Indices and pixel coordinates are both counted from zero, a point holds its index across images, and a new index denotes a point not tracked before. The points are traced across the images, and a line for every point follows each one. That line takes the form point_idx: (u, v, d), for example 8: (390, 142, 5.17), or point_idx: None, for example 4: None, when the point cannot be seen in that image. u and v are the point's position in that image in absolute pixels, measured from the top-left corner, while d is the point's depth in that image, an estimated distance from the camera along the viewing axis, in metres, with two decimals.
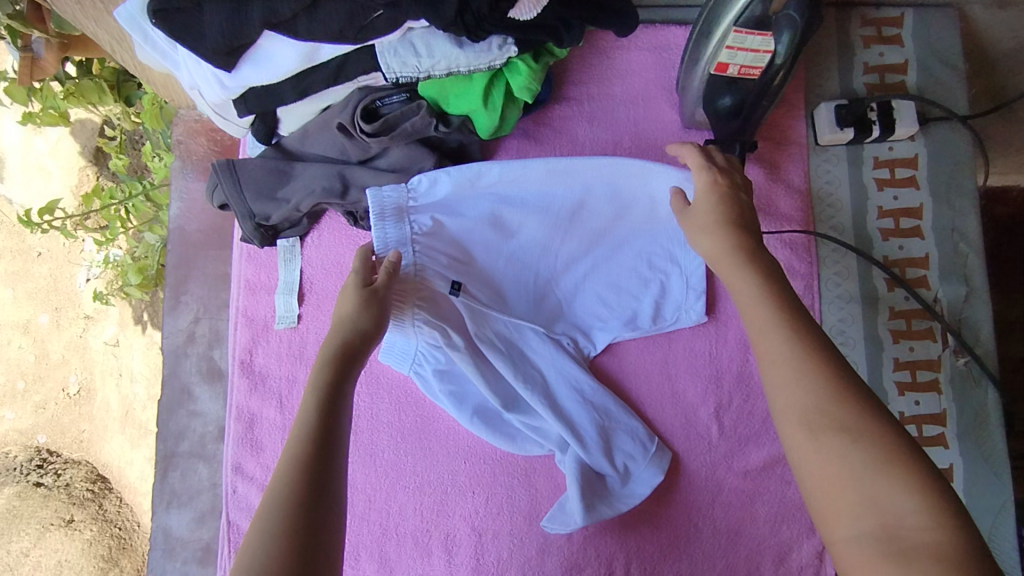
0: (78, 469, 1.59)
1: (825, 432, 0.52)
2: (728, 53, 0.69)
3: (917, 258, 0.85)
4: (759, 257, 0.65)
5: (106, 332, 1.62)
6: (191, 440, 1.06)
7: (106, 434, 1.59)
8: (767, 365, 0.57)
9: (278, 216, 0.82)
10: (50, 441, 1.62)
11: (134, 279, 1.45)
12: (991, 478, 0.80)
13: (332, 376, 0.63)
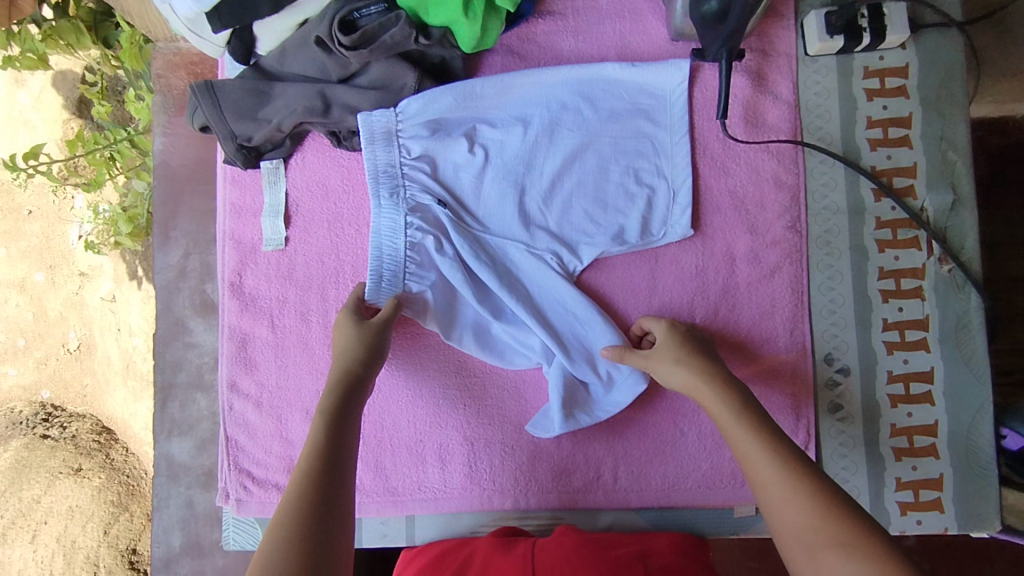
0: (84, 422, 1.61)
1: (821, 550, 0.55)
2: None
3: (905, 167, 0.84)
4: (760, 417, 0.67)
5: (102, 289, 1.61)
6: (189, 371, 1.10)
7: (108, 386, 1.60)
8: (759, 487, 0.62)
9: (260, 137, 0.81)
10: (55, 396, 1.64)
11: (124, 229, 1.44)
12: (970, 380, 0.82)
13: (337, 406, 0.68)
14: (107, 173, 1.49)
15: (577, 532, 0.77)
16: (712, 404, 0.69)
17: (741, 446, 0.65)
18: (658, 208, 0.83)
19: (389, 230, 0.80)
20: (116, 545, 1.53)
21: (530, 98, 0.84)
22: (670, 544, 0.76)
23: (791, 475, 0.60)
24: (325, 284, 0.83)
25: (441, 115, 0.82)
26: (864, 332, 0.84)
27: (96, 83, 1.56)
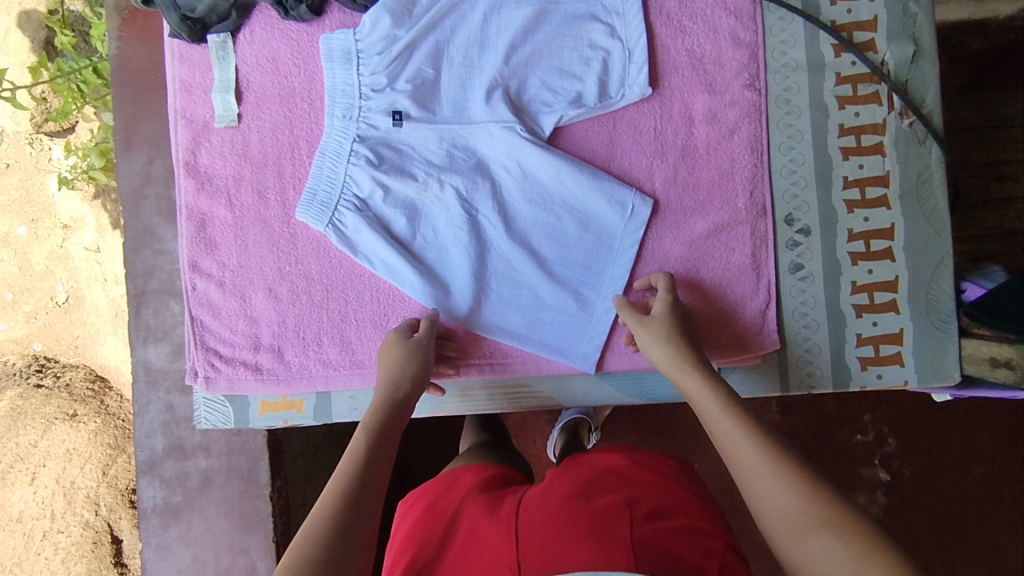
0: (78, 371, 1.61)
1: (810, 532, 0.51)
2: None
3: (865, 20, 0.83)
4: (737, 400, 0.63)
5: (85, 239, 1.61)
6: (160, 279, 1.10)
7: (99, 335, 1.59)
8: (739, 473, 0.57)
9: (203, 7, 0.79)
10: (46, 348, 1.63)
11: (96, 163, 1.41)
12: (931, 235, 0.82)
13: (383, 422, 0.67)
14: (79, 102, 1.46)
15: (569, 481, 0.68)
16: (699, 394, 0.65)
17: (722, 437, 0.60)
18: (614, 70, 0.82)
19: (334, 152, 0.81)
20: (116, 485, 1.51)
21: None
22: (665, 484, 0.67)
23: (776, 458, 0.56)
24: (281, 160, 0.82)
25: (388, 19, 0.79)
26: (825, 190, 0.83)
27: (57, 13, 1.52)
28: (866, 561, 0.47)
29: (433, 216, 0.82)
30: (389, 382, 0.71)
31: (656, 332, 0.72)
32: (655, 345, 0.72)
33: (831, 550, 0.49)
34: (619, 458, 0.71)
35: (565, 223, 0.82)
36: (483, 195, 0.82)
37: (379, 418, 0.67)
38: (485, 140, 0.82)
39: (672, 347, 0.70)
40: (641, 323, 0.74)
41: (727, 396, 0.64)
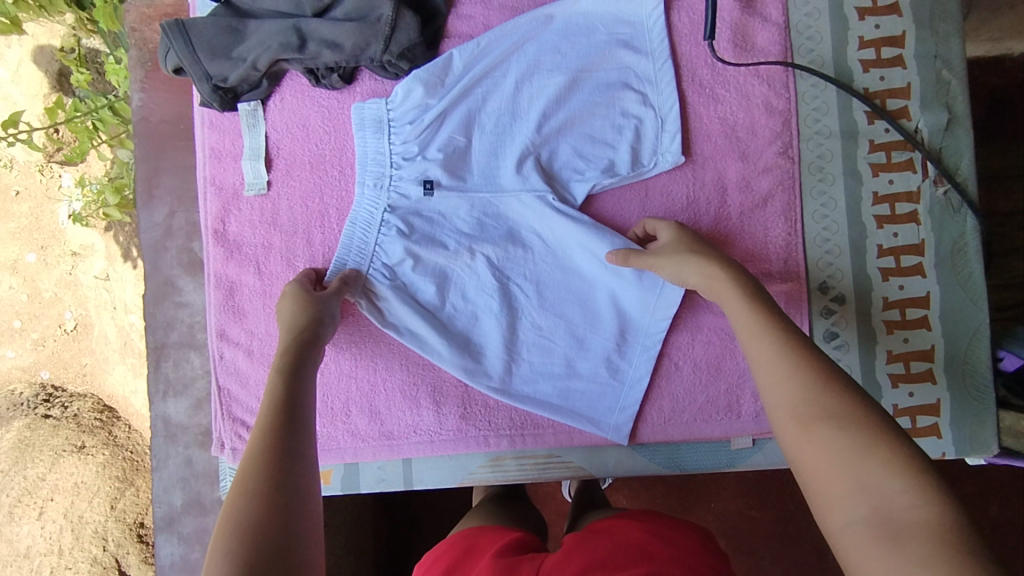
0: (84, 401, 1.60)
1: (815, 424, 0.53)
2: None
3: (898, 88, 0.82)
4: (763, 296, 0.65)
5: (95, 267, 1.56)
6: (180, 331, 1.08)
7: (108, 364, 1.57)
8: (759, 362, 0.59)
9: (235, 76, 0.79)
10: (54, 375, 1.62)
11: (111, 201, 1.39)
12: (967, 303, 0.81)
13: (292, 363, 0.65)
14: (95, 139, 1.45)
15: (583, 553, 0.63)
16: (720, 279, 0.67)
17: (751, 322, 0.62)
18: (646, 137, 0.80)
19: (364, 222, 0.80)
20: (123, 519, 1.48)
21: (499, 40, 0.80)
22: (683, 559, 0.61)
23: (799, 359, 0.57)
24: (310, 228, 0.82)
25: (421, 90, 0.79)
26: (859, 258, 0.82)
27: (74, 50, 1.51)
28: (867, 447, 0.49)
29: (465, 286, 0.81)
30: (291, 331, 0.69)
31: (666, 255, 0.73)
32: (671, 260, 0.72)
33: (832, 436, 0.51)
34: (638, 533, 0.66)
35: (601, 290, 0.81)
36: (518, 264, 0.81)
37: (289, 357, 0.66)
38: (518, 209, 0.81)
39: (692, 260, 0.70)
40: (649, 260, 0.74)
41: (756, 291, 0.65)
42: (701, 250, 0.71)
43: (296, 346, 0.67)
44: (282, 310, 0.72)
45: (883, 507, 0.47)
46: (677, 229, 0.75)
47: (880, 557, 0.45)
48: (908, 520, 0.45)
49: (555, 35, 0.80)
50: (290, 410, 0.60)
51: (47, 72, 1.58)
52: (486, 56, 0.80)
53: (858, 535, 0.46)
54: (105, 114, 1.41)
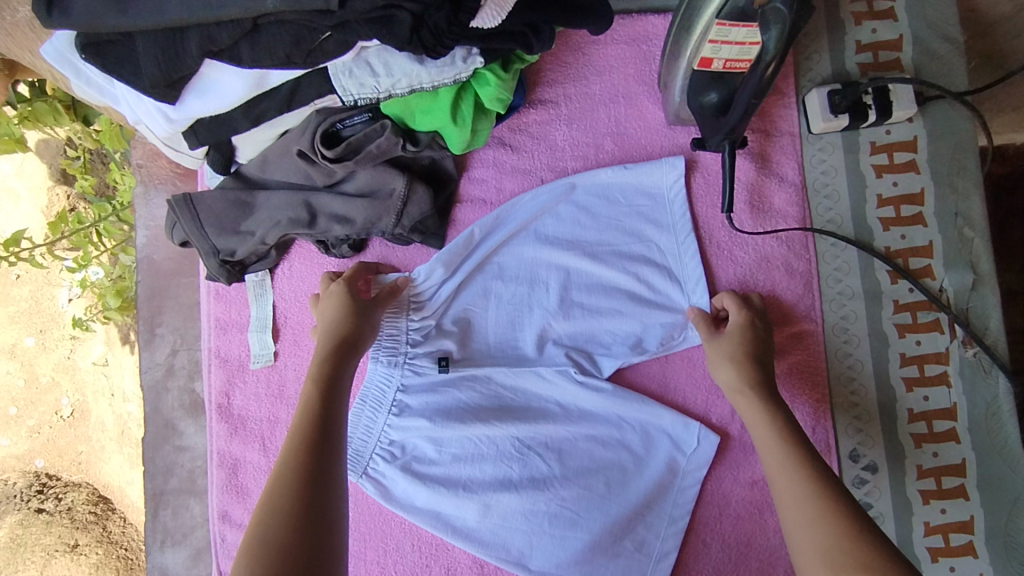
0: (79, 492, 1.40)
1: (847, 572, 0.52)
2: (711, 47, 0.65)
3: (920, 246, 0.81)
4: (799, 434, 0.65)
5: (93, 352, 1.42)
6: (180, 476, 1.05)
7: (103, 454, 1.39)
8: (787, 503, 0.60)
9: (243, 250, 0.77)
10: (49, 464, 1.43)
11: (110, 304, 1.31)
12: (1005, 470, 0.78)
13: (330, 374, 0.65)
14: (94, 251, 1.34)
15: None
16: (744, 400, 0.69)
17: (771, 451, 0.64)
18: (675, 310, 0.78)
19: (375, 401, 0.76)
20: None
21: (520, 213, 0.80)
22: None
23: (826, 502, 0.57)
24: None
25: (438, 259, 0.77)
26: (889, 423, 0.79)
27: (78, 156, 1.38)
28: None
29: (482, 455, 0.77)
30: (332, 332, 0.69)
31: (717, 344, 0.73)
32: (718, 360, 0.72)
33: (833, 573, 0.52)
34: None
35: (625, 457, 0.77)
36: (537, 434, 0.77)
37: (329, 364, 0.66)
38: (534, 378, 0.78)
39: (727, 368, 0.71)
40: (713, 341, 0.73)
41: (778, 416, 0.66)
42: (738, 355, 0.71)
43: (335, 356, 0.67)
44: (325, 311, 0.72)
45: None
46: (745, 317, 0.74)
47: None
48: None
49: (576, 208, 0.80)
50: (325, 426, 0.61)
51: (51, 165, 1.47)
52: (508, 228, 0.80)
53: None
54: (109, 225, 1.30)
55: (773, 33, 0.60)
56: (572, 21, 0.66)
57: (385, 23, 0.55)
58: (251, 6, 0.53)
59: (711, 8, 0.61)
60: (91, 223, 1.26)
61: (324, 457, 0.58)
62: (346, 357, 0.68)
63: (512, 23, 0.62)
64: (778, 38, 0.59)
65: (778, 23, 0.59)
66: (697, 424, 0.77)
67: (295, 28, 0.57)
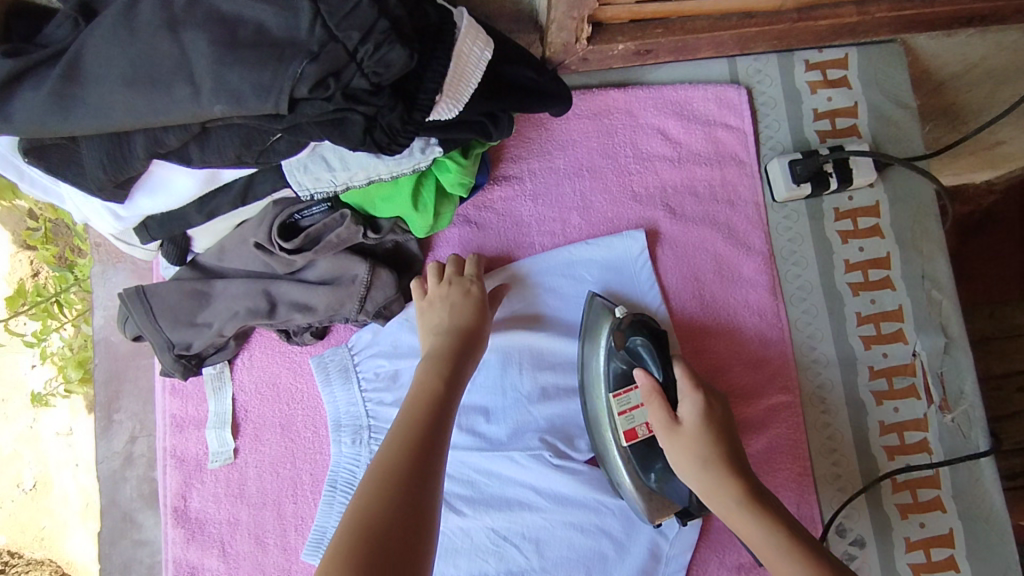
0: (41, 570, 1.25)
1: None
2: (626, 418, 0.69)
3: (891, 310, 0.80)
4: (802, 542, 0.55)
5: (56, 421, 1.27)
6: (139, 572, 0.98)
7: (67, 528, 1.26)
8: None
9: (200, 343, 0.74)
10: (9, 542, 1.27)
11: (73, 376, 1.18)
12: (992, 537, 0.76)
13: (450, 354, 0.65)
14: (54, 322, 1.20)
15: None
16: None
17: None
18: None
19: (345, 484, 0.73)
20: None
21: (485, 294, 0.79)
22: None
23: None
24: (282, 498, 0.75)
25: (394, 340, 0.76)
26: (875, 495, 0.77)
27: (38, 226, 1.24)
28: None
29: (456, 549, 0.74)
30: (454, 314, 0.69)
31: (684, 450, 0.62)
32: (677, 438, 0.63)
33: None
34: None
35: (608, 545, 0.73)
36: (515, 523, 0.74)
37: (450, 349, 0.65)
38: (509, 466, 0.74)
39: (691, 442, 0.62)
40: (666, 432, 0.63)
41: (790, 542, 0.55)
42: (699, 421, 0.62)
43: (456, 352, 0.65)
44: (435, 314, 0.70)
45: None
46: (704, 406, 0.63)
47: None
48: None
49: (547, 283, 0.79)
50: (436, 413, 0.59)
51: (14, 231, 1.34)
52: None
53: None
54: (68, 296, 1.17)
55: (647, 357, 0.68)
56: (533, 106, 0.66)
57: (337, 124, 0.54)
58: (195, 111, 0.51)
59: (603, 390, 0.71)
60: (51, 294, 1.16)
61: (434, 443, 0.56)
62: (465, 353, 0.66)
63: (470, 112, 0.61)
64: (649, 354, 0.67)
65: (646, 348, 0.68)
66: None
67: (245, 131, 0.55)
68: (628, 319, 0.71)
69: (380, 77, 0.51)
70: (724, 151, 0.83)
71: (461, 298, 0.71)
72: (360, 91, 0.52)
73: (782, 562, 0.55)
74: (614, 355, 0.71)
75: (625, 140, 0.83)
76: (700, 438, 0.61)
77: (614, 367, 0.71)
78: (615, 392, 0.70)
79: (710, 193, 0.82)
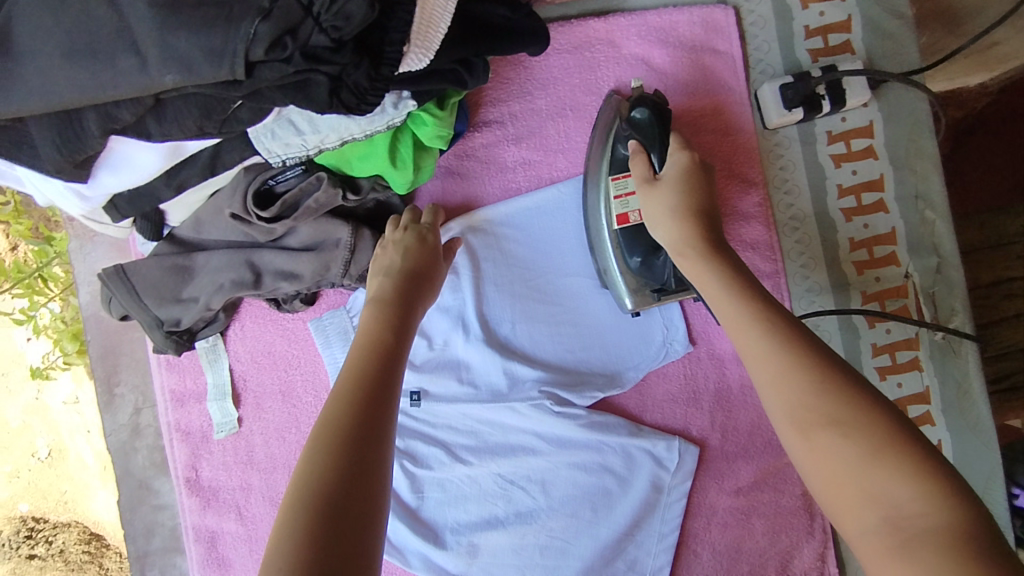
0: (70, 531, 1.24)
1: (794, 360, 0.48)
2: (620, 202, 0.70)
3: (883, 234, 0.79)
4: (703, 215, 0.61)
5: (62, 391, 1.24)
6: (163, 534, 1.01)
7: (89, 490, 1.24)
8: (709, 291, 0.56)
9: (189, 318, 0.73)
10: (35, 508, 1.26)
11: (69, 348, 1.16)
12: (979, 447, 0.79)
13: (395, 294, 0.62)
14: (42, 297, 1.16)
15: None
16: (705, 278, 0.57)
17: (826, 445, 0.44)
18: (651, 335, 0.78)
19: None
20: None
21: (479, 254, 0.78)
22: None
23: (736, 285, 0.55)
24: (291, 461, 0.76)
25: None
26: None
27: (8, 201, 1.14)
28: (820, 375, 0.47)
29: (465, 496, 0.76)
30: (408, 257, 0.66)
31: (708, 284, 0.57)
32: (704, 270, 0.57)
33: (792, 365, 0.48)
34: None
35: (612, 480, 0.76)
36: (518, 464, 0.76)
37: (396, 290, 0.62)
38: (511, 415, 0.76)
39: (705, 267, 0.57)
40: (649, 186, 0.65)
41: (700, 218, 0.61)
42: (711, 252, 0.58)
43: (402, 292, 0.63)
44: (385, 256, 0.67)
45: (818, 412, 0.46)
46: (689, 162, 0.64)
47: (840, 451, 0.44)
48: (854, 418, 0.44)
49: (541, 232, 0.79)
50: (381, 345, 0.56)
51: None
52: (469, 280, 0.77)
53: (844, 451, 0.44)
54: (52, 270, 1.14)
55: (642, 128, 0.68)
56: (509, 48, 0.62)
57: (301, 87, 0.51)
58: (144, 82, 0.48)
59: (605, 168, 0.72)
60: (33, 270, 1.13)
61: (382, 376, 0.54)
62: (415, 295, 0.63)
63: (442, 60, 0.58)
64: (646, 119, 0.68)
65: (642, 114, 0.68)
66: (678, 440, 0.76)
67: (202, 100, 0.52)
68: (637, 96, 0.71)
69: (341, 32, 0.48)
70: (714, 78, 0.79)
71: (416, 245, 0.68)
72: (320, 48, 0.48)
73: (793, 370, 0.47)
74: (624, 139, 0.71)
75: (609, 73, 0.79)
76: (723, 283, 0.55)
77: (621, 153, 0.71)
78: (614, 176, 0.71)
79: (699, 126, 0.79)
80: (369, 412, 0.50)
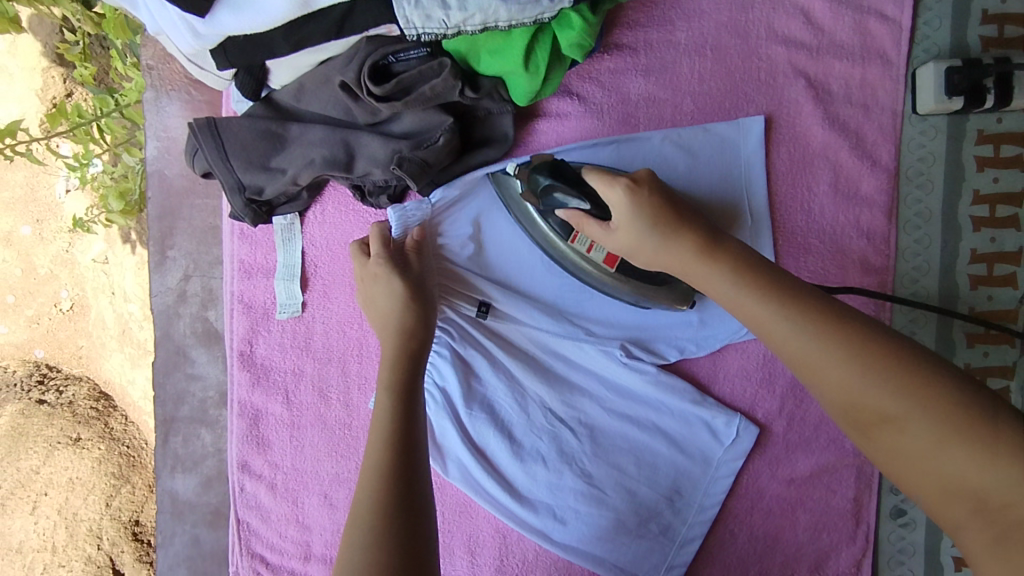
0: (80, 385, 1.25)
1: (830, 345, 0.48)
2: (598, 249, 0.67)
3: (1009, 252, 0.73)
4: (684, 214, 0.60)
5: (93, 248, 1.22)
6: (190, 404, 1.00)
7: (103, 350, 1.23)
8: (729, 307, 0.56)
9: (272, 190, 0.70)
10: (50, 356, 1.26)
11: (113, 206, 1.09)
12: None
13: (417, 317, 0.63)
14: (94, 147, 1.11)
15: None
16: (714, 286, 0.57)
17: (888, 441, 0.45)
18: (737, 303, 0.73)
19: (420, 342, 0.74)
20: (119, 517, 1.18)
21: None
22: None
23: (752, 277, 0.54)
24: (346, 357, 0.74)
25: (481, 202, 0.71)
26: None
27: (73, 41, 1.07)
28: (862, 359, 0.47)
29: (514, 427, 0.74)
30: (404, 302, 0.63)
31: (721, 292, 0.56)
32: (707, 270, 0.57)
33: (834, 363, 0.48)
34: None
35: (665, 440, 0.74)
36: (574, 405, 0.74)
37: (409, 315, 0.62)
38: (578, 354, 0.74)
39: (704, 270, 0.57)
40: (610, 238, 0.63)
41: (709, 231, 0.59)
42: (712, 256, 0.57)
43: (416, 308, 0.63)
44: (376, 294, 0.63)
45: (859, 401, 0.46)
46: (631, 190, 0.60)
47: (911, 440, 0.44)
48: (892, 405, 0.45)
49: None
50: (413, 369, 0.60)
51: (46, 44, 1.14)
52: None
53: (913, 437, 0.44)
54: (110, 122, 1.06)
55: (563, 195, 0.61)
56: None
57: None
58: None
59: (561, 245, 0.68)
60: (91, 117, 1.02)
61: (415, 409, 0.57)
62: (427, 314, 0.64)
63: None
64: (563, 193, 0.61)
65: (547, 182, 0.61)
66: (742, 419, 0.73)
67: None
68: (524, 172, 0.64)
69: None
70: (872, 46, 0.73)
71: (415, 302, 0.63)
72: None
73: (828, 366, 0.48)
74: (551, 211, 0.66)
75: (761, 18, 0.72)
76: (730, 283, 0.55)
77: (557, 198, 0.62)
78: (569, 238, 0.67)
79: (845, 95, 0.73)
80: (406, 453, 0.54)
